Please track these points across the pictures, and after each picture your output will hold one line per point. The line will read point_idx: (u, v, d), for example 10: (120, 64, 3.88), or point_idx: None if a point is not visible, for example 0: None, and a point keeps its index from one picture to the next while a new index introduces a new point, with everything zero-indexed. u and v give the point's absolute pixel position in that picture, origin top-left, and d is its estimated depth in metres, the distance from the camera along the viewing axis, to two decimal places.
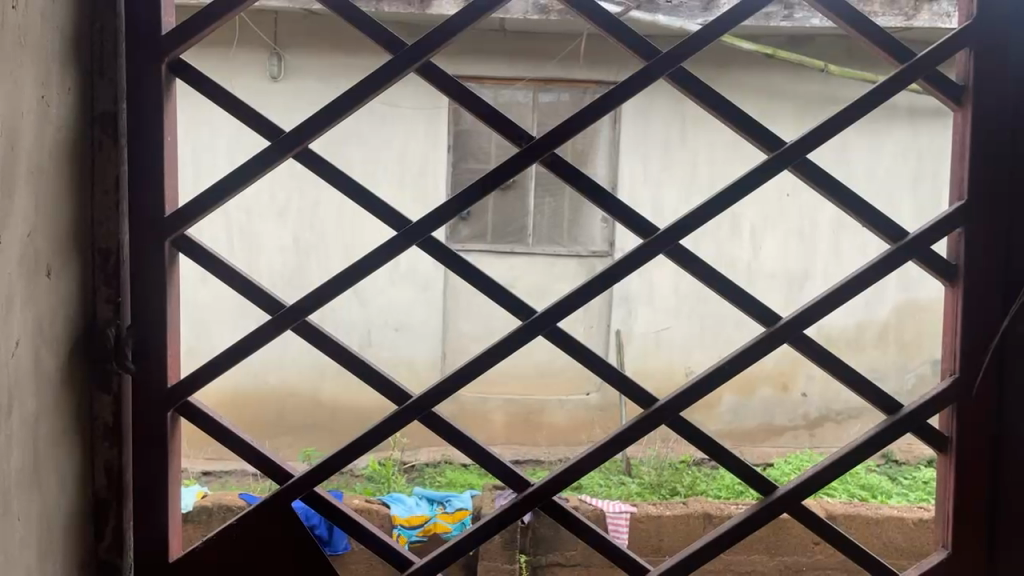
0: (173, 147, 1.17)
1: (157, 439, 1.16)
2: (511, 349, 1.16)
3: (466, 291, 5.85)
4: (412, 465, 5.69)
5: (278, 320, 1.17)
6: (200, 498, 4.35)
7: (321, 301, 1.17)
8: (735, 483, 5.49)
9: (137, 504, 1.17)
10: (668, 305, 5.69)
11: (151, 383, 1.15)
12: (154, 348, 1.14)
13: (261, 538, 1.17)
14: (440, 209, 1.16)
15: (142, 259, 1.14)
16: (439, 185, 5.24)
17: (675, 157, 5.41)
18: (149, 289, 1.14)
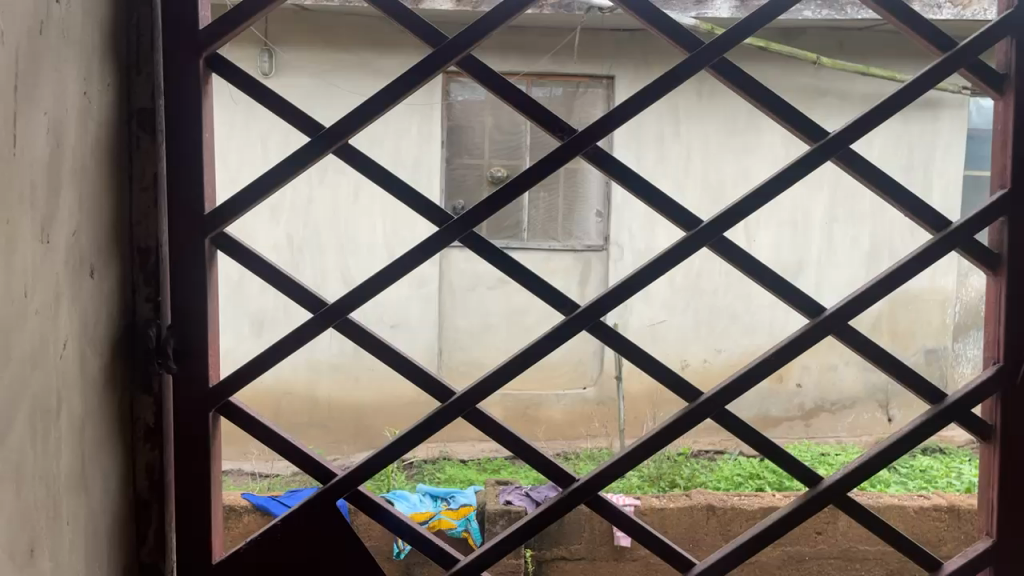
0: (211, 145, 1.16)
1: (197, 438, 1.14)
2: (556, 343, 1.15)
3: (462, 286, 5.86)
4: (410, 462, 5.68)
5: (321, 316, 1.16)
6: None
7: (364, 296, 1.15)
8: (734, 474, 5.52)
9: (180, 505, 1.15)
10: (663, 299, 5.71)
11: (192, 383, 1.13)
12: (195, 347, 1.13)
13: (306, 543, 1.16)
14: (482, 203, 1.15)
15: (183, 257, 1.12)
16: (434, 181, 5.24)
17: (668, 151, 5.42)
18: (189, 287, 1.13)
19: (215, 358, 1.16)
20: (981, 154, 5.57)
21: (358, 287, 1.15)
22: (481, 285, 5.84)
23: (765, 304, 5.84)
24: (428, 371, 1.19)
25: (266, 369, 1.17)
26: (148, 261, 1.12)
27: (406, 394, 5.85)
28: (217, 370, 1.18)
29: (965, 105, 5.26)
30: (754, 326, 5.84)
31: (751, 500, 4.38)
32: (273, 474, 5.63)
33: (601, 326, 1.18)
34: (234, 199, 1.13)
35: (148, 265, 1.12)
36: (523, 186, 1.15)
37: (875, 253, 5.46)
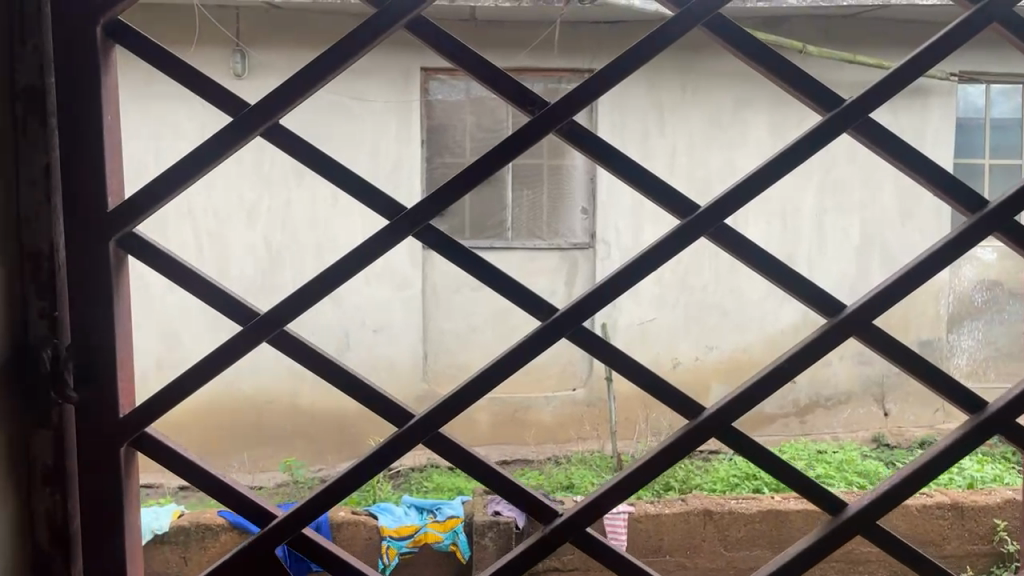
0: (117, 128, 0.98)
1: (107, 482, 0.96)
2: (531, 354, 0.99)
3: (445, 288, 5.69)
4: (397, 471, 5.50)
5: (252, 330, 0.98)
6: (176, 517, 4.14)
7: (300, 305, 0.98)
8: (730, 475, 5.38)
9: (86, 558, 0.97)
10: (652, 296, 5.55)
11: (97, 413, 0.95)
12: (101, 372, 0.95)
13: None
14: (441, 191, 0.99)
15: (82, 261, 0.94)
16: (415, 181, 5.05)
17: (653, 146, 5.26)
18: (92, 300, 0.95)
19: (126, 383, 0.99)
20: (969, 142, 5.42)
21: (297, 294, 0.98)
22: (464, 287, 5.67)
23: (757, 299, 5.69)
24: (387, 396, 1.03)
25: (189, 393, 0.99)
26: (41, 268, 0.95)
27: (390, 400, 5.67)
28: (130, 397, 1.00)
29: (953, 92, 5.13)
30: (746, 323, 5.69)
31: (748, 503, 4.25)
32: (254, 488, 5.43)
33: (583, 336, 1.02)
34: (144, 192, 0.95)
35: (41, 273, 0.95)
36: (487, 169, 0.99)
37: (866, 245, 5.33)
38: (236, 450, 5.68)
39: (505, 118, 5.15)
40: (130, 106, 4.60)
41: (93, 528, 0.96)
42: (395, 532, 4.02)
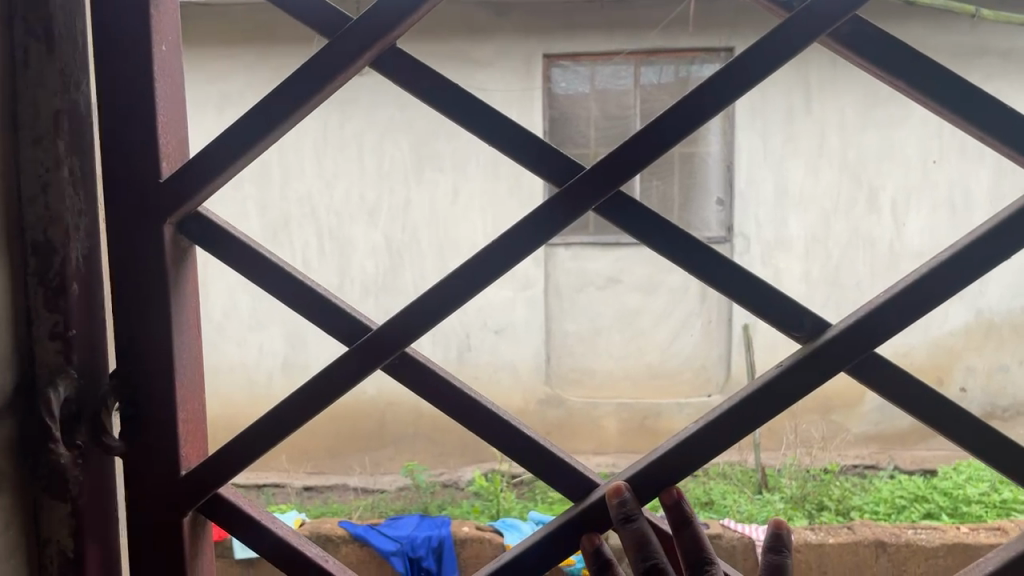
0: (172, 91, 0.92)
1: (154, 544, 0.91)
2: (797, 394, 0.85)
3: (569, 287, 5.31)
4: (520, 479, 5.23)
5: (363, 350, 0.85)
6: (297, 526, 4.17)
7: (433, 317, 0.85)
8: (894, 495, 4.76)
9: None
10: (799, 295, 5.19)
11: (151, 449, 0.90)
12: (154, 389, 0.89)
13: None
14: (647, 134, 0.83)
15: (122, 275, 0.88)
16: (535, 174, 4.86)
17: (799, 128, 5.00)
18: (138, 304, 0.88)
19: (190, 425, 0.94)
20: None
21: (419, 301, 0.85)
22: (590, 286, 5.29)
23: None
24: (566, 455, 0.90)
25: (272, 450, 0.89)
26: (53, 262, 0.86)
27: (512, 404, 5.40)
28: (193, 449, 0.95)
29: None
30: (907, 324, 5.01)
31: (928, 534, 3.71)
32: (376, 492, 5.28)
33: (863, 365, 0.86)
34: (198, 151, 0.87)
35: (53, 267, 0.86)
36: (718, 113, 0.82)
37: None
38: (358, 451, 5.60)
39: (633, 111, 4.75)
40: (252, 107, 4.50)
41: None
42: None
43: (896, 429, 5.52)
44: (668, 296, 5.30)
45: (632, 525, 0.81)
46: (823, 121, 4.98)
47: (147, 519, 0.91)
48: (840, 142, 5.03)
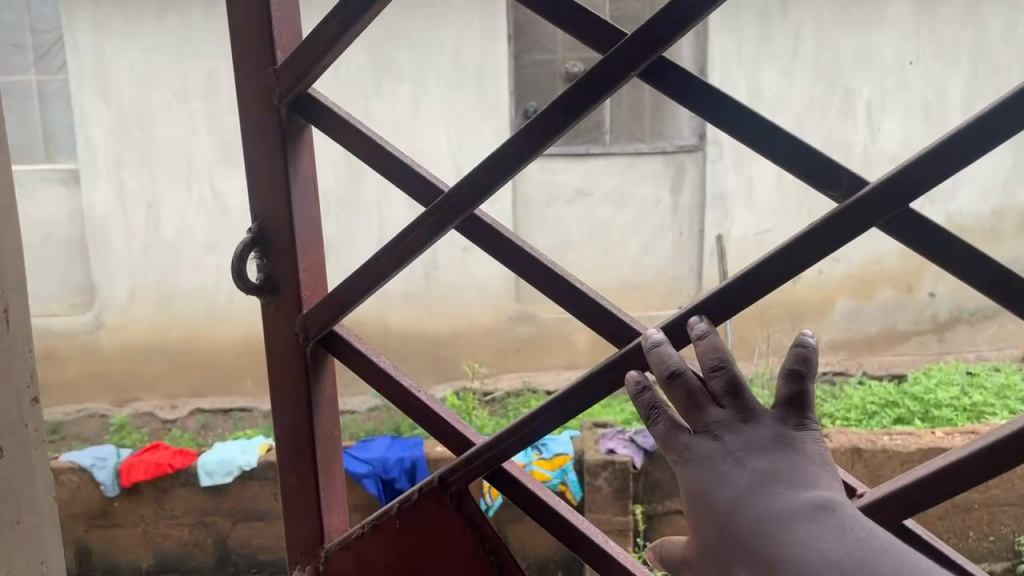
0: (287, 32, 1.41)
1: (283, 366, 1.47)
2: (837, 242, 1.07)
3: (538, 202, 5.12)
4: (491, 396, 5.18)
5: (436, 210, 1.29)
6: (264, 452, 4.03)
7: (489, 182, 1.24)
8: (865, 401, 4.77)
9: (301, 413, 1.49)
10: (771, 204, 5.11)
11: (285, 274, 1.43)
12: (283, 230, 1.41)
13: (391, 527, 1.44)
14: (666, 27, 1.11)
15: (258, 170, 1.41)
16: (499, 95, 5.01)
17: (774, 30, 4.78)
18: (276, 180, 1.40)
19: (307, 269, 1.46)
20: None
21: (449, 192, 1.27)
22: (559, 200, 5.10)
23: None
24: (613, 308, 1.27)
25: (357, 299, 1.37)
26: None
27: (483, 321, 5.36)
28: (313, 288, 1.48)
29: None
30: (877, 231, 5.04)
31: (903, 439, 3.71)
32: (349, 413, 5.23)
33: (891, 221, 1.07)
34: (301, 76, 1.35)
35: None
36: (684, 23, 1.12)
37: None
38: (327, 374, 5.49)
39: None
40: None
41: (291, 382, 1.47)
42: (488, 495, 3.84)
43: (864, 336, 5.51)
44: (638, 209, 5.15)
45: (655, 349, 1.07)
46: (798, 23, 4.78)
47: (279, 344, 1.47)
48: (815, 45, 4.83)
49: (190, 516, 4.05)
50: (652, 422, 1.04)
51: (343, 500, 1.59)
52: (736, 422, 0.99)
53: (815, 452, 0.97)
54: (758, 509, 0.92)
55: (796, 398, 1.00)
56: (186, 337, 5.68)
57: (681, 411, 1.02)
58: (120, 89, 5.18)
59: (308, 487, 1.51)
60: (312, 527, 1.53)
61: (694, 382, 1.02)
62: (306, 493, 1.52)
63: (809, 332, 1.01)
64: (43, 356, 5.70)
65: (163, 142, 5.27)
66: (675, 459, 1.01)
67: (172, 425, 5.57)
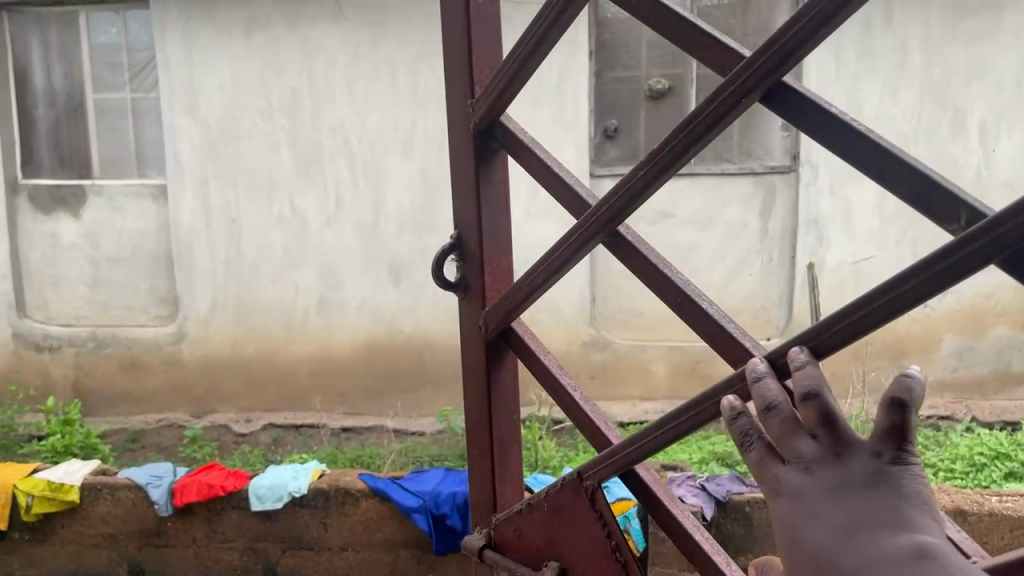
0: (482, 68, 1.65)
1: (474, 357, 1.76)
2: (954, 278, 0.91)
3: None
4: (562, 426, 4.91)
5: (583, 230, 1.38)
6: (317, 479, 3.90)
7: (628, 206, 1.29)
8: (973, 452, 4.26)
9: (484, 389, 1.77)
10: (870, 231, 4.68)
11: (472, 277, 1.73)
12: (478, 239, 1.71)
13: (542, 512, 1.60)
14: (783, 50, 1.05)
15: (461, 189, 1.71)
16: (580, 110, 4.76)
17: (876, 43, 4.40)
18: (471, 198, 1.69)
19: (491, 271, 1.72)
20: None
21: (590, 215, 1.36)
22: (640, 222, 4.82)
23: None
24: (732, 327, 1.22)
25: (516, 307, 1.58)
26: None
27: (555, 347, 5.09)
28: (499, 286, 1.73)
29: None
30: None
31: (1015, 502, 3.25)
32: (416, 437, 5.10)
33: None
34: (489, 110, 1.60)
35: None
36: (782, 70, 1.07)
37: None
38: (396, 397, 5.37)
39: None
40: None
41: (472, 362, 1.76)
42: None
43: (974, 376, 4.97)
44: (723, 233, 4.82)
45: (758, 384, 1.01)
46: (904, 34, 4.38)
47: (472, 339, 1.75)
48: (923, 58, 4.41)
49: (240, 541, 3.96)
50: (747, 449, 0.99)
51: (517, 471, 1.85)
52: (829, 456, 0.89)
53: (915, 490, 0.85)
54: (844, 551, 0.84)
55: (898, 429, 0.86)
56: (263, 353, 5.40)
57: (774, 442, 0.94)
58: (208, 104, 5.10)
59: (486, 448, 1.82)
60: (489, 482, 1.83)
61: (791, 412, 0.94)
62: (484, 452, 1.82)
63: (917, 367, 0.85)
64: (129, 365, 5.61)
65: (247, 160, 5.16)
66: (768, 491, 0.94)
67: (246, 440, 5.29)
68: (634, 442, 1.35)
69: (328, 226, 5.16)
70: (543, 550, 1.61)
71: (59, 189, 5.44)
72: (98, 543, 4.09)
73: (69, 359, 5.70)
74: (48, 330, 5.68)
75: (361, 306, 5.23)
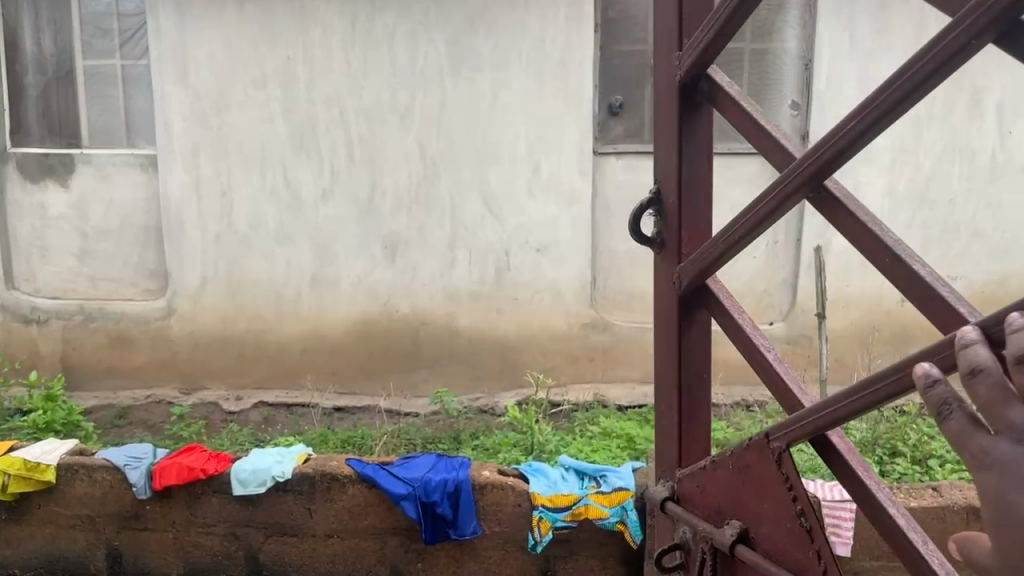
0: (693, 20, 1.59)
1: (666, 309, 1.68)
2: None
3: (620, 203, 4.77)
4: (558, 409, 4.76)
5: (785, 186, 1.28)
6: (302, 464, 3.73)
7: (839, 161, 1.20)
8: None
9: (673, 345, 1.68)
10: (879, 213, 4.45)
11: (672, 235, 1.66)
12: (678, 195, 1.64)
13: (724, 471, 1.49)
14: None
15: (663, 143, 1.65)
16: (584, 84, 4.56)
17: (894, 20, 4.22)
18: (670, 154, 1.63)
19: (689, 228, 1.65)
20: None
21: (790, 171, 1.27)
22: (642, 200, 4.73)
23: None
24: (946, 292, 1.11)
25: (711, 262, 1.50)
26: None
27: (553, 328, 4.91)
28: (697, 243, 1.65)
29: None
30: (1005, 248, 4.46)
31: None
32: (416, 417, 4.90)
33: None
34: (695, 62, 1.54)
35: None
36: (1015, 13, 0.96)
37: None
38: (382, 376, 5.13)
39: None
40: None
41: (665, 314, 1.68)
42: (553, 501, 3.45)
43: None
44: None
45: (968, 351, 0.94)
46: (922, 9, 4.19)
47: (666, 292, 1.68)
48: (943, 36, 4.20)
49: (221, 526, 3.80)
50: (945, 421, 0.94)
51: (705, 430, 1.72)
52: None
53: None
54: None
55: None
56: (255, 328, 5.23)
57: (978, 410, 0.91)
58: (199, 72, 4.89)
59: (675, 408, 1.72)
60: (676, 443, 1.73)
61: (1000, 378, 0.90)
62: (673, 414, 1.73)
63: None
64: (117, 339, 5.40)
65: (238, 130, 4.94)
66: (971, 462, 0.91)
67: (235, 418, 5.12)
68: (837, 402, 1.21)
69: (323, 200, 4.94)
70: (724, 510, 1.49)
71: (47, 157, 5.21)
72: (75, 524, 3.94)
73: (57, 332, 5.48)
74: (36, 302, 5.47)
75: (353, 283, 5.00)
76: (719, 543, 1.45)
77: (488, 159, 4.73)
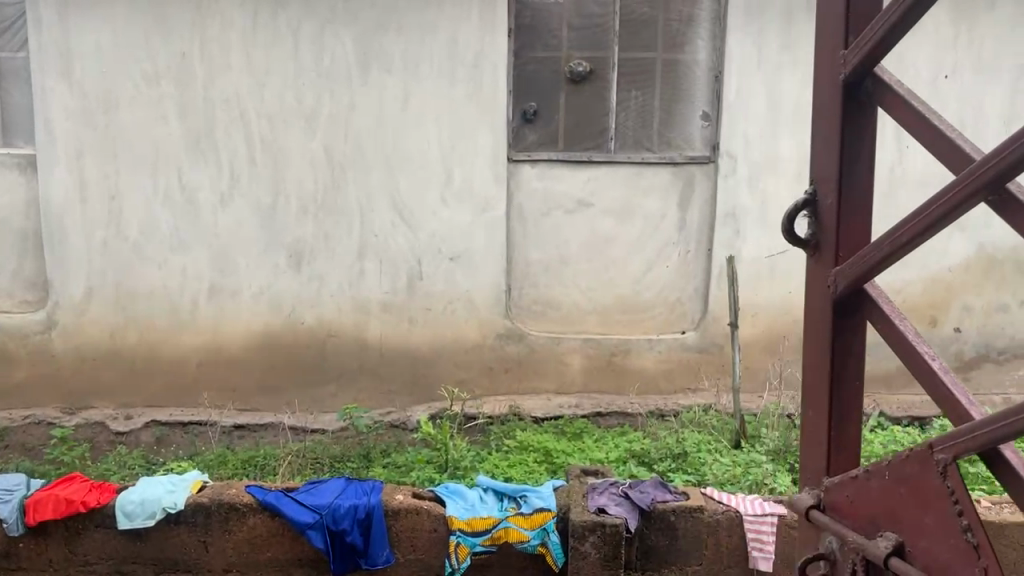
0: (863, 18, 1.57)
1: (818, 313, 1.65)
2: None
3: (535, 210, 4.65)
4: (473, 422, 4.59)
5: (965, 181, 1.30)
6: (196, 494, 3.41)
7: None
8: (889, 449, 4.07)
9: (827, 355, 1.65)
10: None
11: (827, 239, 1.62)
12: (832, 198, 1.60)
13: (879, 480, 1.48)
14: None
15: (820, 145, 1.62)
16: (499, 90, 4.42)
17: None
18: (826, 157, 1.61)
19: (848, 234, 1.60)
20: None
21: (973, 168, 1.28)
22: (556, 210, 4.63)
23: None
24: None
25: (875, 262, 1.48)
26: None
27: (465, 339, 4.71)
28: (855, 249, 1.61)
29: None
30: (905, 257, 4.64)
31: None
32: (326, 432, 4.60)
33: None
34: (861, 57, 1.51)
35: None
36: None
37: None
38: (282, 392, 4.81)
39: None
40: None
41: (816, 320, 1.66)
42: (471, 526, 3.25)
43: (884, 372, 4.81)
44: (642, 225, 4.66)
45: None
46: None
47: (820, 297, 1.65)
48: None
49: (105, 562, 3.43)
50: None
51: (859, 446, 1.65)
52: None
53: None
54: None
55: None
56: (145, 342, 4.79)
57: None
58: (83, 66, 4.48)
59: (819, 425, 1.68)
60: (820, 460, 1.69)
61: None
62: (818, 429, 1.69)
63: None
64: None
65: (127, 128, 4.55)
66: None
67: (123, 440, 4.67)
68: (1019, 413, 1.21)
69: (221, 206, 4.61)
70: (878, 520, 1.49)
71: None
72: None
73: None
74: None
75: (252, 292, 4.70)
76: (872, 555, 1.43)
77: (399, 164, 4.52)
